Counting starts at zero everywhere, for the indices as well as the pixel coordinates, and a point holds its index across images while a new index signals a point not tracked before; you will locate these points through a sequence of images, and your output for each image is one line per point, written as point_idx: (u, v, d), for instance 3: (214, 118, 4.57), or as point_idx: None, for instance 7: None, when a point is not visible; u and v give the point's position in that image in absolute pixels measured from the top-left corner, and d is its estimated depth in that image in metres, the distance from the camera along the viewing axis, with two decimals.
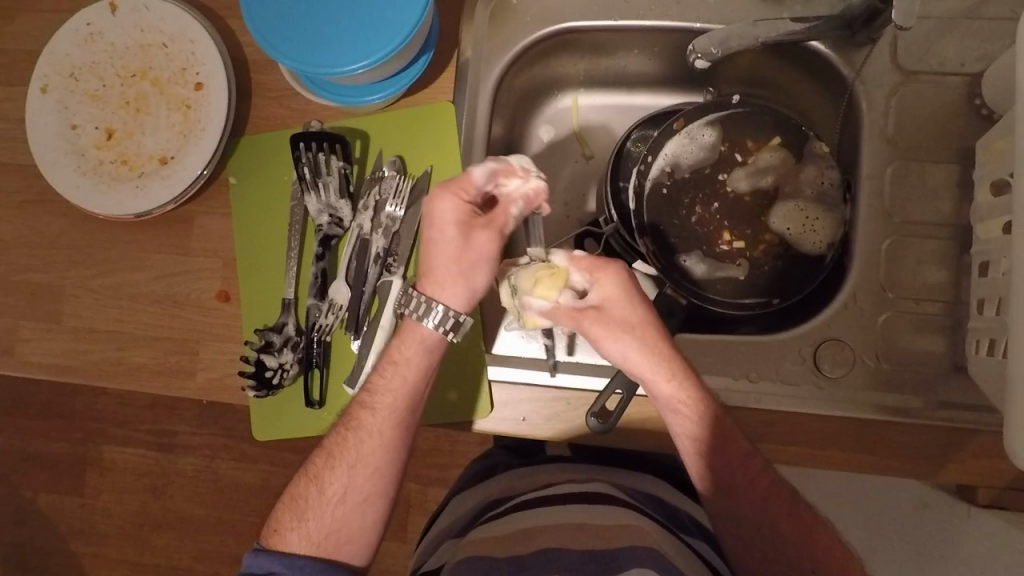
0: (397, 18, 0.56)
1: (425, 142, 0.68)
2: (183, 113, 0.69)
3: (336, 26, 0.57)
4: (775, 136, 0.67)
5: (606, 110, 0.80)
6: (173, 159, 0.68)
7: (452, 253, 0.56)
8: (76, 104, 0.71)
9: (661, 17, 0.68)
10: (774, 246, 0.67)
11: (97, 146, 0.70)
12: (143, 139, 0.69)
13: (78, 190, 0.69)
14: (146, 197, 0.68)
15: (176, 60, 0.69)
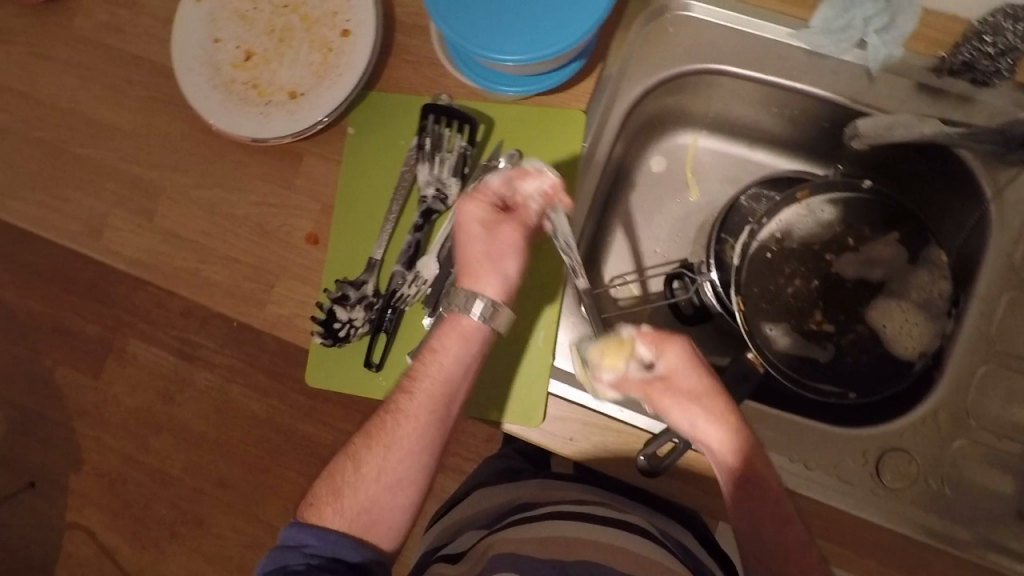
0: (567, 24, 0.56)
1: (548, 143, 0.67)
2: (323, 54, 0.69)
3: (504, 13, 0.57)
4: (894, 231, 0.66)
5: (723, 157, 0.79)
6: (302, 97, 0.69)
7: (481, 249, 0.57)
8: (225, 20, 0.72)
9: (814, 83, 0.66)
10: (863, 340, 0.66)
11: (234, 65, 0.71)
12: (278, 69, 0.70)
13: (206, 103, 0.70)
14: (266, 126, 0.69)
15: (329, 2, 0.70)
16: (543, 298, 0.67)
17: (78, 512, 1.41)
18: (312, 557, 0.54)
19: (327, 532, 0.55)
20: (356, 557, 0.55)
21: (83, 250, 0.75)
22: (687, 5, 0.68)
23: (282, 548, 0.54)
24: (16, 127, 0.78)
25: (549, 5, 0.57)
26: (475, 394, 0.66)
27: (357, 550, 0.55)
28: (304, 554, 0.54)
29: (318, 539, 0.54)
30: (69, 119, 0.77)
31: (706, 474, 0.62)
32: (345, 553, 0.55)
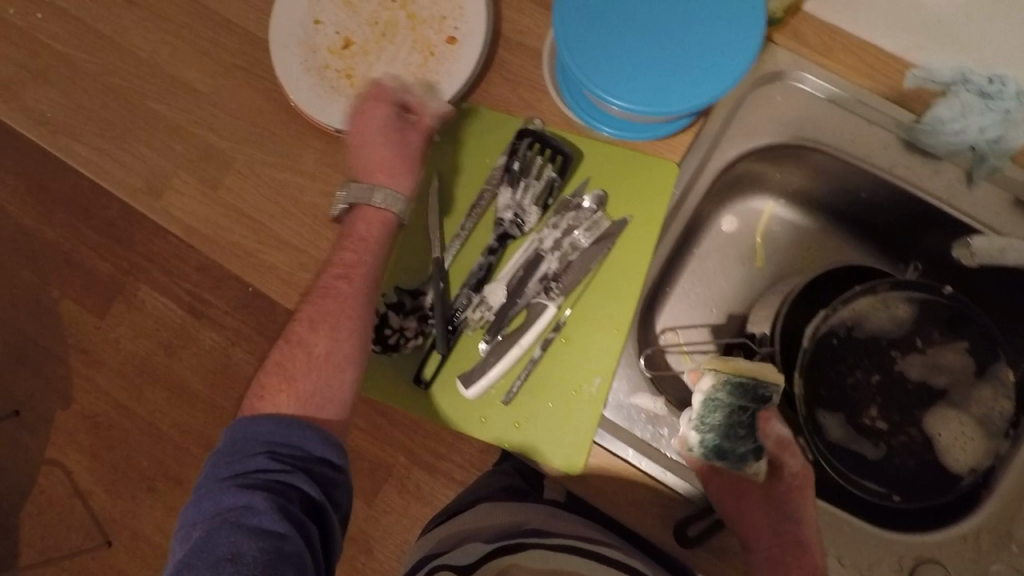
0: (687, 86, 0.55)
1: (635, 192, 0.65)
2: (424, 57, 0.68)
3: (627, 53, 0.56)
4: (964, 341, 0.64)
5: (794, 229, 0.78)
6: (396, 96, 0.67)
7: (394, 150, 0.65)
8: (330, 3, 0.70)
9: (907, 180, 0.65)
10: (914, 444, 0.65)
11: (332, 51, 0.69)
12: (376, 64, 0.68)
13: (296, 85, 0.68)
14: (356, 120, 0.67)
15: (440, 7, 0.68)
16: (604, 345, 0.64)
17: (58, 450, 1.38)
18: (270, 449, 0.58)
19: (284, 422, 0.59)
20: (314, 448, 0.60)
21: (140, 208, 0.74)
22: (801, 75, 0.66)
23: (236, 443, 0.59)
24: (91, 69, 0.76)
25: (673, 62, 0.55)
26: (518, 433, 0.64)
27: (314, 438, 0.60)
28: (259, 439, 0.58)
29: (275, 427, 0.59)
30: (145, 72, 0.75)
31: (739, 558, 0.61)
32: (303, 442, 0.59)
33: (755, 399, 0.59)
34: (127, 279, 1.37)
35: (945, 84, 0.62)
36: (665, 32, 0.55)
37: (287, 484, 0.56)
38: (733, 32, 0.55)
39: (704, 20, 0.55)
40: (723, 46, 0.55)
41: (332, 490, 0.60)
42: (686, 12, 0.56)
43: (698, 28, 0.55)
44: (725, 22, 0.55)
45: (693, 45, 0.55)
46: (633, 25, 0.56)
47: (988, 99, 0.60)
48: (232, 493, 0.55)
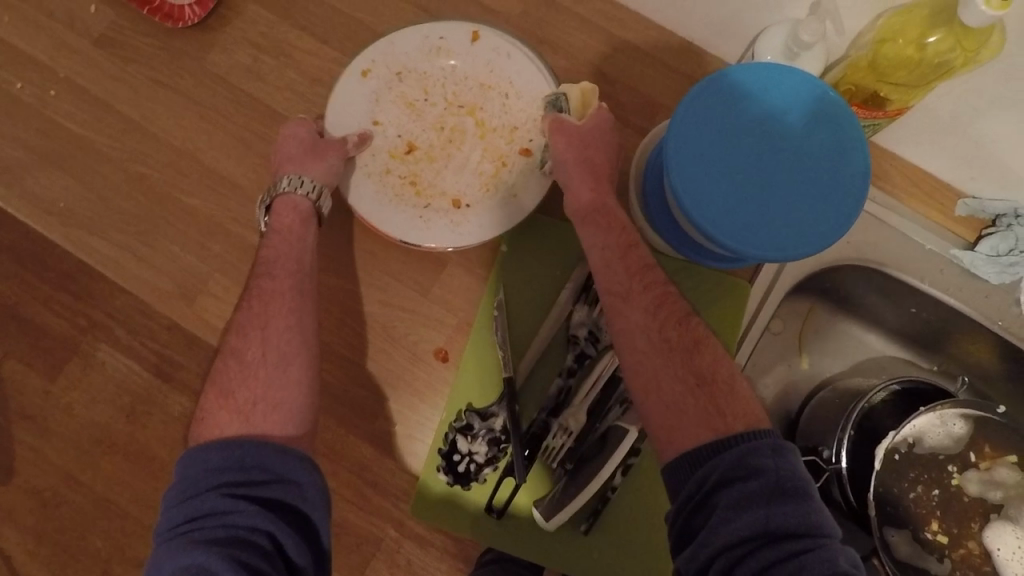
0: (779, 232, 0.54)
1: (712, 313, 0.66)
2: (495, 166, 0.65)
3: (728, 186, 0.55)
4: (1013, 455, 0.67)
5: (842, 328, 0.78)
6: (467, 207, 0.64)
7: (303, 143, 0.64)
8: (390, 104, 0.66)
9: (964, 300, 0.68)
10: (974, 557, 0.67)
11: (394, 156, 0.66)
12: (445, 173, 0.66)
13: (360, 194, 0.64)
14: (423, 232, 0.64)
15: (512, 117, 0.66)
16: None
17: None
18: (225, 481, 0.49)
19: (235, 447, 0.50)
20: (277, 467, 0.50)
21: (170, 310, 0.68)
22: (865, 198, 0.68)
23: (189, 476, 0.50)
24: (111, 151, 0.69)
25: (770, 205, 0.55)
26: (596, 561, 0.63)
27: (275, 459, 0.50)
28: (211, 474, 0.49)
29: (226, 455, 0.50)
30: (177, 158, 0.69)
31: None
32: (262, 467, 0.50)
33: (553, 109, 0.64)
34: (83, 335, 0.69)
35: (996, 214, 0.66)
36: (769, 171, 0.55)
37: (248, 529, 0.47)
38: (837, 177, 0.55)
39: (802, 161, 0.55)
40: (816, 193, 0.55)
41: (304, 520, 0.50)
42: (790, 150, 0.55)
43: (798, 167, 0.55)
44: (824, 166, 0.55)
45: (790, 188, 0.55)
46: (738, 161, 0.55)
47: None
48: (188, 552, 0.46)
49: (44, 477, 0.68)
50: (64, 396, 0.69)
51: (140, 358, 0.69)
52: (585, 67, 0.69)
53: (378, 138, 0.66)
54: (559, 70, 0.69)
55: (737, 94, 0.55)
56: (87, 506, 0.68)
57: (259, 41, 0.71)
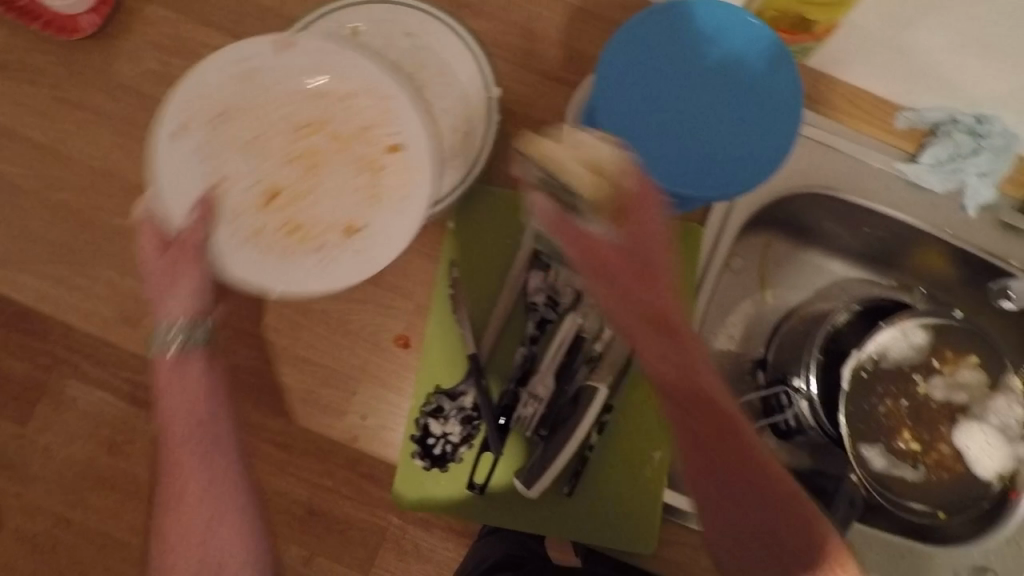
0: (717, 168, 0.54)
1: None
2: (373, 175, 0.58)
3: (659, 129, 0.54)
4: (975, 356, 0.68)
5: (798, 259, 0.79)
6: (363, 231, 0.58)
7: (156, 261, 0.52)
8: (225, 155, 0.57)
9: (909, 213, 0.70)
10: (947, 459, 0.69)
11: (258, 210, 0.58)
12: (321, 210, 0.59)
13: (238, 263, 0.57)
14: (318, 282, 0.57)
15: (363, 116, 0.58)
16: (656, 419, 0.63)
17: None
18: None
19: None
20: None
21: (122, 336, 0.66)
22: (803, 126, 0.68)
23: None
24: (30, 182, 0.66)
25: (705, 142, 0.54)
26: (584, 520, 0.63)
27: None
28: None
29: None
30: (100, 179, 0.66)
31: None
32: None
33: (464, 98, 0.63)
34: (40, 376, 0.66)
35: (934, 123, 0.66)
36: (702, 113, 0.55)
37: None
38: (771, 102, 0.54)
39: (730, 93, 0.54)
40: (748, 124, 0.54)
41: None
42: (717, 88, 0.55)
43: (726, 100, 0.54)
44: (752, 96, 0.54)
45: (722, 123, 0.54)
46: (667, 109, 0.55)
47: (981, 136, 0.64)
48: None
49: (32, 523, 0.67)
50: (34, 439, 0.66)
51: (104, 389, 0.66)
52: (507, 25, 0.67)
53: (230, 194, 0.57)
54: (484, 34, 0.67)
55: (659, 32, 0.54)
56: (81, 544, 0.66)
57: (165, 44, 0.67)
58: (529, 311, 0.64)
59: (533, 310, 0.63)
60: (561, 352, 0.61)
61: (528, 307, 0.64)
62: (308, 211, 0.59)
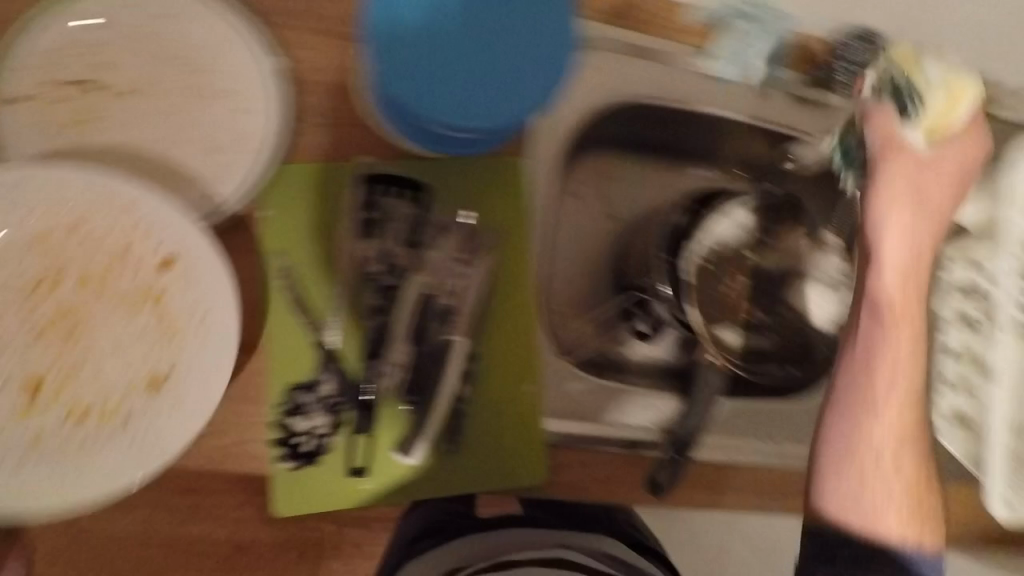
0: (501, 100, 0.53)
1: (496, 198, 0.64)
2: (160, 329, 0.55)
3: (439, 64, 0.52)
4: (798, 223, 0.74)
5: (632, 172, 0.79)
6: (168, 374, 0.54)
7: None
8: None
9: (715, 105, 0.73)
10: (791, 322, 0.75)
11: (26, 413, 0.52)
12: (105, 371, 0.54)
13: (35, 475, 0.51)
14: (141, 448, 0.53)
15: (106, 237, 0.54)
16: (520, 356, 0.64)
17: None
18: None
19: None
20: None
21: None
22: (607, 41, 0.68)
23: None
24: None
25: (490, 72, 0.52)
26: (475, 473, 0.63)
27: None
28: None
29: None
30: None
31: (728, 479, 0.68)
32: None
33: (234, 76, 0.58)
34: None
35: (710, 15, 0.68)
36: (484, 43, 0.52)
37: None
38: (547, 24, 0.53)
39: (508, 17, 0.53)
40: (530, 48, 0.53)
41: None
42: (490, 11, 0.53)
43: (504, 26, 0.52)
44: (529, 18, 0.53)
45: (504, 49, 0.52)
46: (447, 39, 0.52)
47: (760, 23, 0.68)
48: None
49: None
50: None
51: None
52: None
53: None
54: None
55: None
56: None
57: None
58: (365, 282, 0.61)
59: (371, 280, 0.61)
60: (410, 314, 0.61)
61: (365, 278, 0.61)
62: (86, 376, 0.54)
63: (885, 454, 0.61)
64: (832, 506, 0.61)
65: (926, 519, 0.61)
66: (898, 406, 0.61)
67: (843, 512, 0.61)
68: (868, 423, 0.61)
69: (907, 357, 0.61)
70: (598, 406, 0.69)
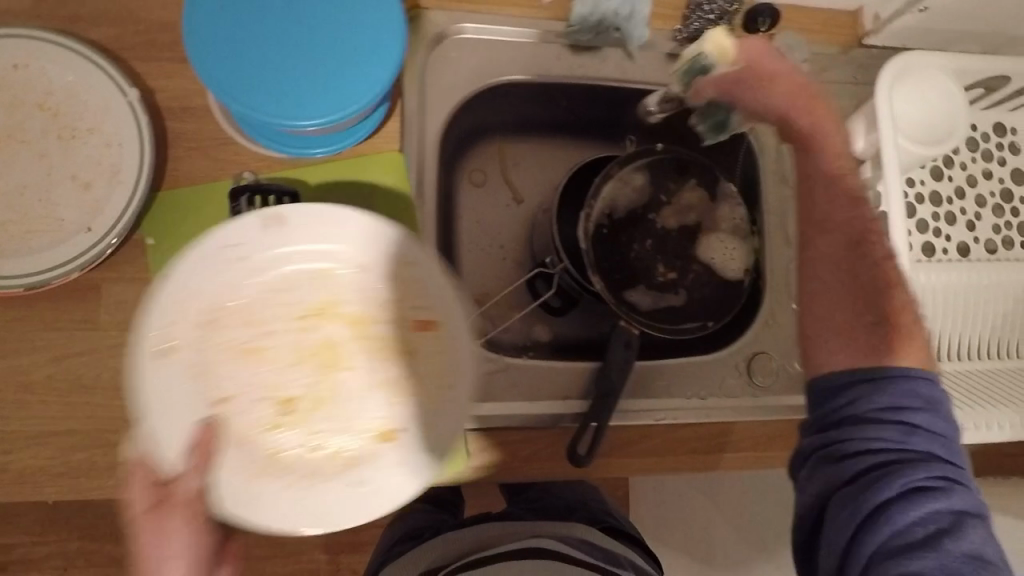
0: (305, 95, 0.53)
1: (378, 195, 0.66)
2: (420, 379, 0.56)
3: (248, 53, 0.53)
4: (692, 179, 0.76)
5: (530, 154, 0.83)
6: (398, 435, 0.54)
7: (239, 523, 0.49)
8: (229, 368, 0.53)
9: (591, 74, 0.74)
10: (702, 275, 0.75)
11: (276, 425, 0.53)
12: (348, 419, 0.54)
13: (252, 504, 0.51)
14: (312, 510, 0.51)
15: (348, 291, 0.55)
16: None
17: None
18: None
19: None
20: None
21: None
22: (461, 27, 0.70)
23: None
24: None
25: (297, 66, 0.53)
26: None
27: None
28: None
29: None
30: None
31: (646, 443, 0.68)
32: None
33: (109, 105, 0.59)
34: None
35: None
36: (297, 37, 0.54)
37: None
38: (362, 23, 0.54)
39: (324, 15, 0.54)
40: (339, 45, 0.54)
41: None
42: (307, 8, 0.54)
43: (318, 24, 0.54)
44: (345, 16, 0.54)
45: (315, 44, 0.54)
46: (264, 31, 0.53)
47: None
48: None
49: None
50: None
51: None
52: (130, 24, 0.64)
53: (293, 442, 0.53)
54: (109, 42, 0.64)
55: None
56: None
57: None
58: None
59: None
60: None
61: None
62: (342, 429, 0.54)
63: (836, 271, 0.58)
64: (814, 362, 0.56)
65: (909, 333, 0.54)
66: (830, 228, 0.59)
67: (825, 355, 0.55)
68: (811, 254, 0.59)
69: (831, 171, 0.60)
70: (511, 381, 0.69)
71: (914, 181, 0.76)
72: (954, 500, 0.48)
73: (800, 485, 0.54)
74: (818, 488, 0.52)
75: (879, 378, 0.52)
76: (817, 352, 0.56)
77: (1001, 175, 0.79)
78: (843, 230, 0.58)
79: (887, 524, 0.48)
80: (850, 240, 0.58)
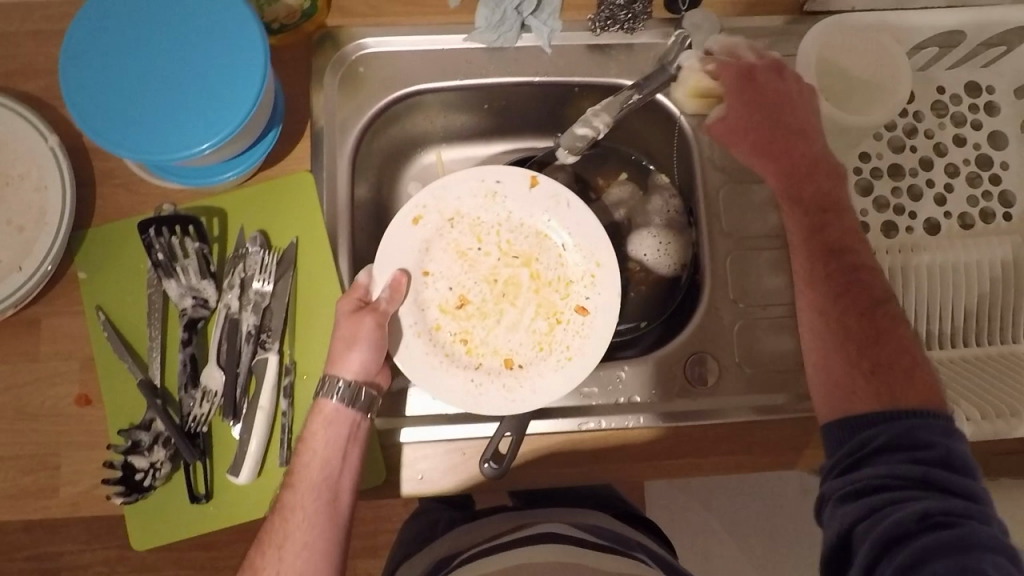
0: (187, 131, 0.54)
1: (291, 216, 0.67)
2: (550, 323, 0.69)
3: (129, 97, 0.54)
4: (622, 172, 0.78)
5: (468, 162, 0.83)
6: (519, 367, 0.67)
7: (367, 330, 0.60)
8: (440, 253, 0.70)
9: (504, 74, 0.72)
10: (637, 273, 0.75)
11: (451, 311, 0.69)
12: (499, 335, 0.69)
13: (407, 351, 0.65)
14: (437, 381, 0.64)
15: (542, 258, 0.71)
16: None
17: None
18: None
19: None
20: None
21: None
22: (362, 44, 0.71)
23: None
24: None
25: (177, 104, 0.54)
26: None
27: None
28: None
29: None
30: None
31: (572, 451, 0.66)
32: None
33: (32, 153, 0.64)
34: None
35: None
36: (174, 75, 0.54)
37: None
38: (233, 53, 0.54)
39: (197, 50, 0.54)
40: (215, 78, 0.54)
41: None
42: (180, 45, 0.54)
43: (192, 59, 0.54)
44: (217, 49, 0.54)
45: (192, 81, 0.54)
46: (141, 72, 0.54)
47: None
48: None
49: None
50: None
51: None
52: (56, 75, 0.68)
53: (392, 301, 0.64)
54: (39, 93, 0.68)
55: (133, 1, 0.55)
56: None
57: None
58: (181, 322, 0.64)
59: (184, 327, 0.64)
60: (224, 345, 0.63)
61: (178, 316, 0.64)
62: (446, 344, 0.68)
63: (830, 326, 0.60)
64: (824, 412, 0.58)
65: (911, 375, 0.56)
66: (820, 266, 0.61)
67: (830, 405, 0.57)
68: (803, 306, 0.62)
69: (813, 228, 0.62)
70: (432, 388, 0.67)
71: (868, 156, 0.69)
72: (975, 530, 0.47)
73: (825, 528, 0.54)
74: (838, 529, 0.52)
75: (885, 418, 0.54)
76: (824, 400, 0.58)
77: (977, 140, 0.70)
78: (837, 282, 0.60)
79: (906, 553, 0.47)
80: (844, 291, 0.60)
